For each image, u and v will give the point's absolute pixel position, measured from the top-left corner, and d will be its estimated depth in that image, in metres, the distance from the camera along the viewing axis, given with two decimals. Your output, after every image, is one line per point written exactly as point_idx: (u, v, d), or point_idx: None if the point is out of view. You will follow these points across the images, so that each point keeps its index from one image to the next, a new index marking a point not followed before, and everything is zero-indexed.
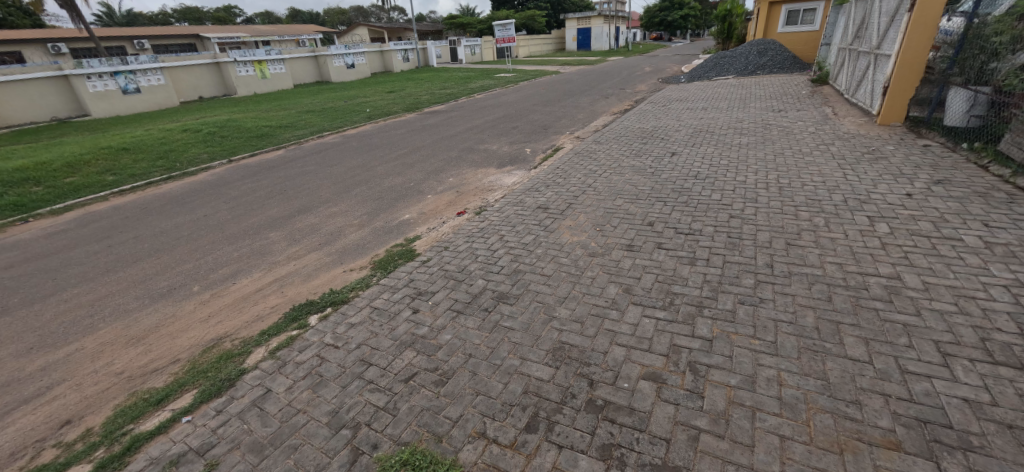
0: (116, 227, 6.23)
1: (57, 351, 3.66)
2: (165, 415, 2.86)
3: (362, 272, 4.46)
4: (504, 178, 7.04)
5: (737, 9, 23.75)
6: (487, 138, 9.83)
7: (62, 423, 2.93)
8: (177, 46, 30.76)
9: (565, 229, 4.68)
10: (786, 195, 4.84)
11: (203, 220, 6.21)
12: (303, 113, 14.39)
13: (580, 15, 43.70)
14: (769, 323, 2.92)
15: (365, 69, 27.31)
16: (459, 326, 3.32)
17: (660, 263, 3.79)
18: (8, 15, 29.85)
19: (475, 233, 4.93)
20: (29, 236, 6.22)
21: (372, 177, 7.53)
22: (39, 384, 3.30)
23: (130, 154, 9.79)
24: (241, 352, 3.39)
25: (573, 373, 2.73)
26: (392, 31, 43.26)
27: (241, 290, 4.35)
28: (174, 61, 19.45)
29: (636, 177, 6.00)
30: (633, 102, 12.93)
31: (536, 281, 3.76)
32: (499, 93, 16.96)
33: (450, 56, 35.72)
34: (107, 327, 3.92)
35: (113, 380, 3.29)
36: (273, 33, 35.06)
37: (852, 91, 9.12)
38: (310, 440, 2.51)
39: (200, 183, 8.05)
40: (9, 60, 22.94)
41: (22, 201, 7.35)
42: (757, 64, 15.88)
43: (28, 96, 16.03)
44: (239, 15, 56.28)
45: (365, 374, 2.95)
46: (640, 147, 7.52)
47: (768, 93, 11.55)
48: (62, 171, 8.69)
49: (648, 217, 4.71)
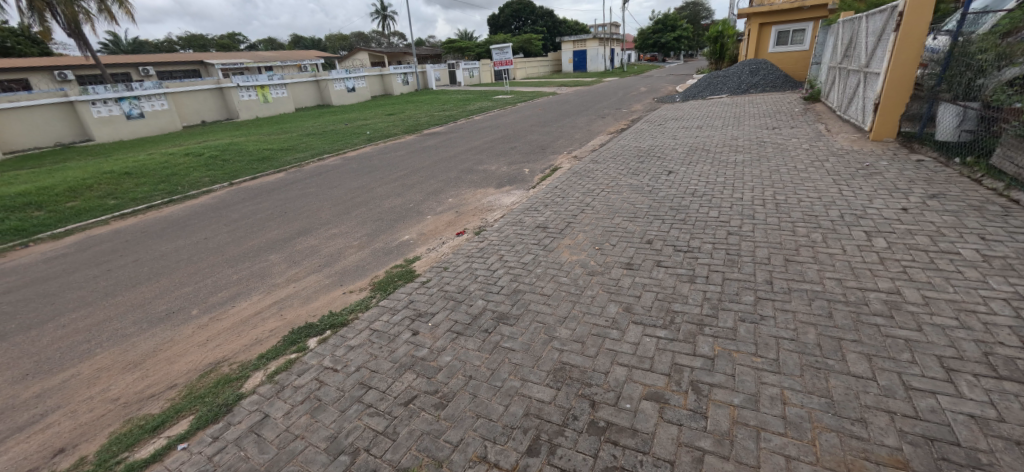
0: (117, 251, 6.24)
1: (52, 377, 3.62)
2: (161, 442, 2.82)
3: (361, 294, 4.45)
4: (503, 198, 7.10)
5: (728, 30, 24.54)
6: (486, 159, 9.91)
7: (56, 452, 2.88)
8: (181, 73, 31.63)
9: (564, 248, 4.69)
10: (782, 211, 4.87)
11: (202, 244, 6.21)
12: (305, 136, 14.61)
13: (576, 38, 44.79)
14: (770, 340, 2.90)
15: (364, 93, 27.72)
16: (459, 347, 3.30)
17: (659, 281, 3.79)
18: (16, 44, 30.83)
19: (475, 253, 4.94)
20: (26, 261, 6.21)
21: (373, 198, 7.58)
22: (34, 411, 3.26)
23: (132, 178, 9.87)
24: (239, 376, 3.36)
25: (574, 394, 2.70)
26: (392, 56, 44.31)
27: (239, 314, 4.33)
28: (177, 87, 19.78)
29: (634, 196, 6.05)
30: (629, 121, 13.14)
31: (537, 301, 3.74)
32: (498, 114, 17.24)
33: (448, 79, 36.34)
34: (105, 352, 3.89)
35: (109, 406, 3.25)
36: (276, 60, 35.97)
37: (844, 108, 9.27)
38: (309, 467, 2.47)
39: (201, 206, 8.10)
40: (17, 88, 23.52)
41: (24, 226, 7.37)
42: (750, 83, 16.16)
43: (32, 122, 16.17)
44: (245, 42, 58.37)
45: (364, 398, 2.92)
46: (638, 166, 7.60)
47: (761, 111, 11.75)
48: (64, 195, 8.75)
49: (647, 235, 4.72)
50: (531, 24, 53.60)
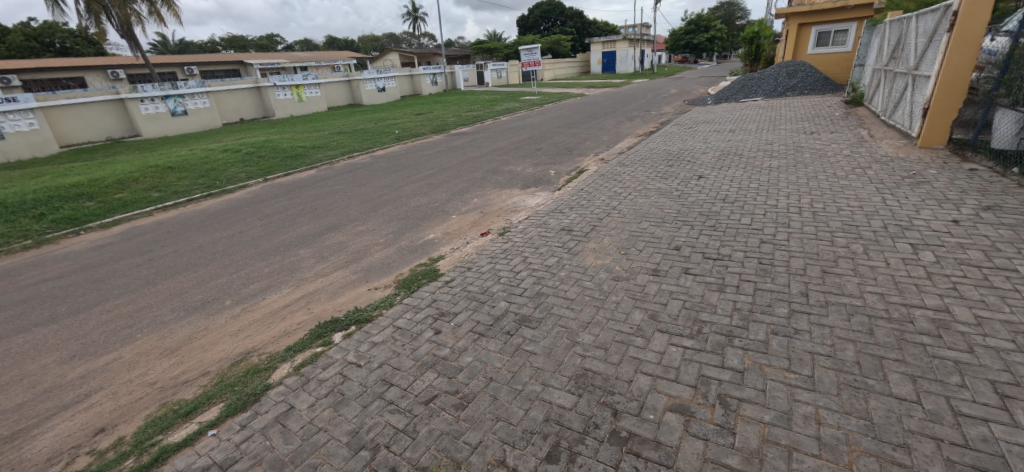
0: (158, 241, 6.53)
1: (96, 360, 3.81)
2: (192, 427, 2.92)
3: (386, 291, 4.51)
4: (528, 199, 7.08)
5: (765, 31, 23.83)
6: (512, 159, 9.91)
7: (97, 431, 3.03)
8: (222, 72, 33.04)
9: (589, 252, 4.63)
10: (820, 220, 4.66)
11: (237, 237, 6.44)
12: (336, 134, 14.98)
13: (605, 39, 44.38)
14: (804, 356, 2.77)
15: (394, 93, 28.18)
16: (481, 348, 3.29)
17: (687, 289, 3.69)
18: (74, 44, 32.90)
19: (499, 255, 4.93)
20: (77, 248, 6.57)
21: (400, 197, 7.69)
22: (79, 391, 3.44)
23: (175, 172, 10.34)
24: (267, 367, 3.45)
25: (596, 402, 2.65)
26: (421, 57, 45.02)
27: (268, 306, 4.45)
28: (218, 86, 20.60)
29: (662, 200, 5.92)
30: (658, 124, 12.89)
31: (560, 305, 3.70)
32: (525, 115, 17.23)
33: (476, 80, 36.61)
34: (144, 338, 4.07)
35: (147, 390, 3.39)
36: (311, 60, 37.10)
37: (889, 112, 8.83)
38: (330, 460, 2.51)
39: (237, 200, 8.40)
40: (74, 86, 25.07)
41: (76, 215, 7.81)
42: (787, 86, 15.62)
43: (86, 118, 17.02)
44: (282, 43, 60.47)
45: (386, 395, 2.95)
46: (666, 170, 7.45)
47: (799, 115, 11.32)
48: (113, 187, 9.23)
49: (675, 240, 4.61)
50: (560, 25, 53.41)
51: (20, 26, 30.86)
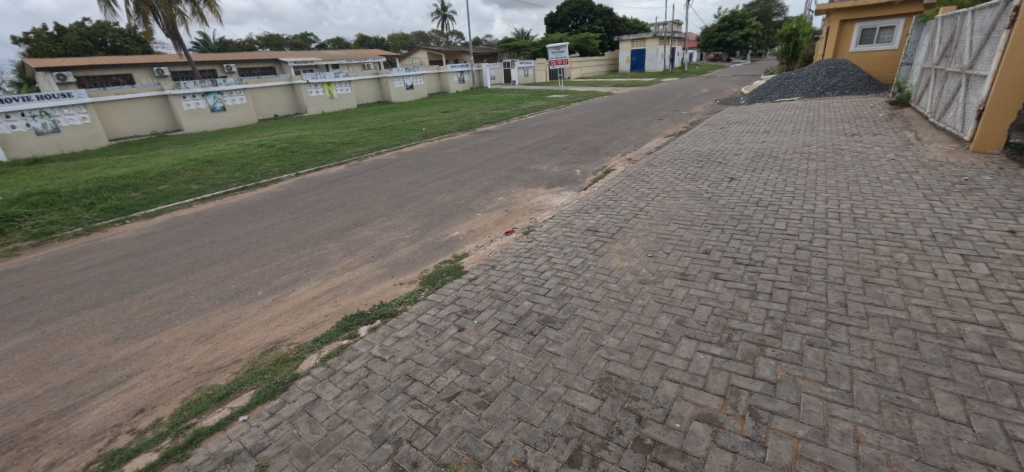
0: (196, 232, 6.80)
1: (137, 343, 4.00)
2: (225, 412, 3.03)
3: (410, 286, 4.56)
4: (553, 199, 7.03)
5: (803, 28, 22.93)
6: (538, 158, 9.87)
7: (137, 411, 3.18)
8: (259, 70, 34.18)
9: (615, 253, 4.56)
10: (860, 227, 4.45)
11: (269, 229, 6.64)
12: (365, 131, 15.26)
13: (635, 37, 43.66)
14: (842, 369, 2.65)
15: (421, 90, 28.52)
16: (504, 347, 3.29)
17: (716, 294, 3.59)
18: (124, 43, 34.67)
19: (523, 254, 4.92)
20: (123, 236, 6.92)
21: (426, 194, 7.77)
22: (121, 372, 3.61)
23: (213, 165, 10.76)
24: (296, 357, 3.55)
25: (620, 407, 2.60)
26: (449, 55, 45.39)
27: (298, 297, 4.58)
28: (255, 83, 21.30)
29: (692, 202, 5.78)
30: (688, 124, 12.60)
31: (584, 307, 3.66)
32: (551, 114, 17.14)
33: (503, 78, 36.65)
34: (182, 324, 4.25)
35: (183, 374, 3.54)
36: (342, 58, 37.94)
37: (939, 114, 8.36)
38: (354, 452, 2.55)
39: (270, 194, 8.67)
40: (122, 83, 26.44)
41: (122, 205, 8.22)
42: (827, 85, 15.01)
43: (133, 112, 17.86)
44: (315, 41, 62.08)
45: (409, 390, 2.99)
46: (696, 171, 7.26)
47: (838, 116, 10.85)
48: (156, 179, 9.68)
49: (704, 244, 4.49)
50: (589, 23, 52.84)
51: (76, 26, 32.78)
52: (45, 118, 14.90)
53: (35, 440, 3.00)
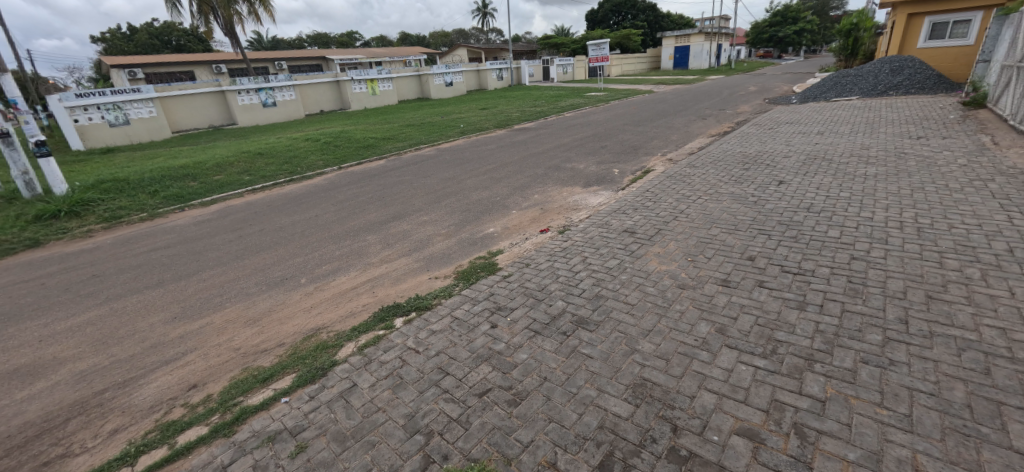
0: (247, 220, 7.18)
1: (192, 323, 4.26)
2: (268, 393, 3.18)
3: (445, 281, 4.63)
4: (590, 198, 6.94)
5: (865, 22, 21.52)
6: (575, 157, 9.77)
7: (190, 387, 3.39)
8: (307, 67, 35.60)
9: (653, 256, 4.45)
10: (925, 238, 4.14)
11: (313, 220, 6.92)
12: (405, 127, 15.61)
13: (679, 33, 42.35)
14: (900, 391, 2.47)
15: (461, 87, 28.85)
16: (536, 346, 3.28)
17: (761, 303, 3.43)
18: (187, 42, 36.99)
19: (558, 253, 4.88)
20: (182, 222, 7.40)
21: (462, 190, 7.86)
22: (177, 349, 3.87)
23: (263, 158, 11.31)
24: (335, 344, 3.68)
25: (654, 415, 2.54)
26: (488, 52, 45.60)
27: (338, 286, 4.75)
28: (304, 80, 22.20)
29: (736, 206, 5.55)
30: (734, 124, 12.11)
31: (619, 309, 3.59)
32: (590, 111, 16.91)
33: (541, 75, 36.49)
34: (232, 307, 4.50)
35: (231, 354, 3.75)
36: (385, 56, 38.93)
37: (1021, 116, 7.63)
38: (387, 440, 2.62)
39: (315, 186, 9.02)
40: (185, 78, 28.24)
41: (182, 194, 8.78)
42: (890, 84, 14.03)
43: (193, 107, 19.00)
44: (360, 39, 63.98)
45: (441, 383, 3.03)
46: (742, 173, 6.97)
47: (901, 117, 10.12)
48: (212, 169, 10.28)
49: (749, 250, 4.31)
50: (632, 19, 51.71)
51: (146, 26, 35.23)
52: (118, 112, 16.24)
53: (101, 407, 3.25)
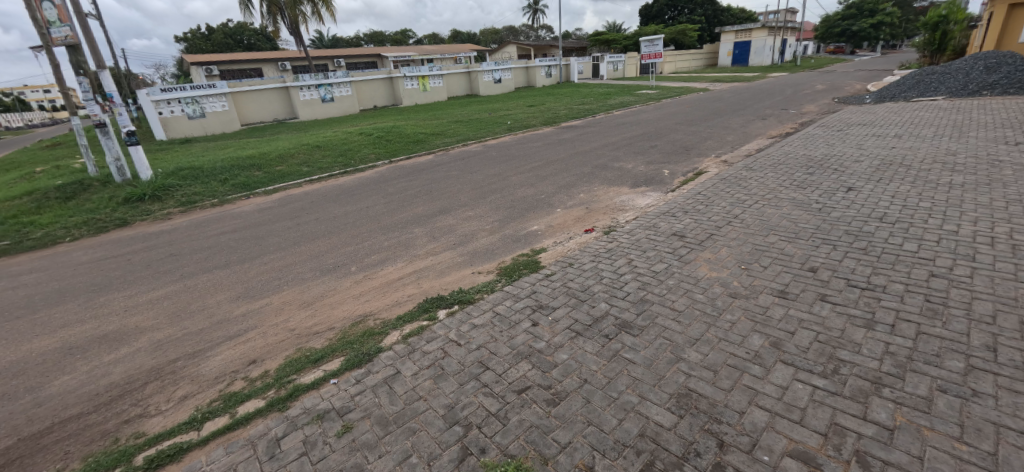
0: (305, 209, 7.59)
1: (253, 302, 4.56)
2: (319, 373, 3.35)
3: (488, 276, 4.68)
4: (637, 199, 6.77)
5: (956, 14, 19.52)
6: (623, 156, 9.56)
7: (250, 362, 3.64)
8: (363, 64, 37.02)
9: (703, 262, 4.27)
10: (1020, 257, 3.71)
11: (364, 211, 7.20)
12: (454, 123, 15.88)
13: (740, 27, 40.26)
14: (984, 426, 2.23)
15: (509, 84, 28.96)
16: (577, 347, 3.25)
17: (823, 319, 3.21)
18: (256, 41, 39.53)
19: (602, 254, 4.80)
20: (247, 209, 7.93)
21: (508, 186, 7.89)
22: (240, 326, 4.16)
23: (321, 150, 11.89)
24: (380, 331, 3.82)
25: (699, 427, 2.45)
26: (538, 49, 45.42)
27: (385, 276, 4.92)
28: (360, 76, 23.10)
29: (797, 212, 5.21)
30: (798, 125, 11.38)
31: (665, 315, 3.48)
32: (640, 110, 16.46)
33: (591, 72, 35.93)
34: (288, 290, 4.77)
35: (287, 334, 3.98)
36: (437, 53, 39.77)
37: None
38: (427, 428, 2.69)
39: (367, 178, 9.39)
40: (253, 75, 30.20)
41: (248, 182, 9.42)
42: (983, 83, 12.66)
43: (260, 102, 20.24)
44: (414, 37, 65.72)
45: (481, 377, 3.07)
46: (804, 177, 6.54)
47: (996, 120, 9.10)
48: (274, 160, 10.94)
49: (810, 261, 4.04)
50: (689, 13, 49.74)
51: (222, 26, 37.99)
52: (195, 105, 17.65)
53: (174, 374, 3.56)
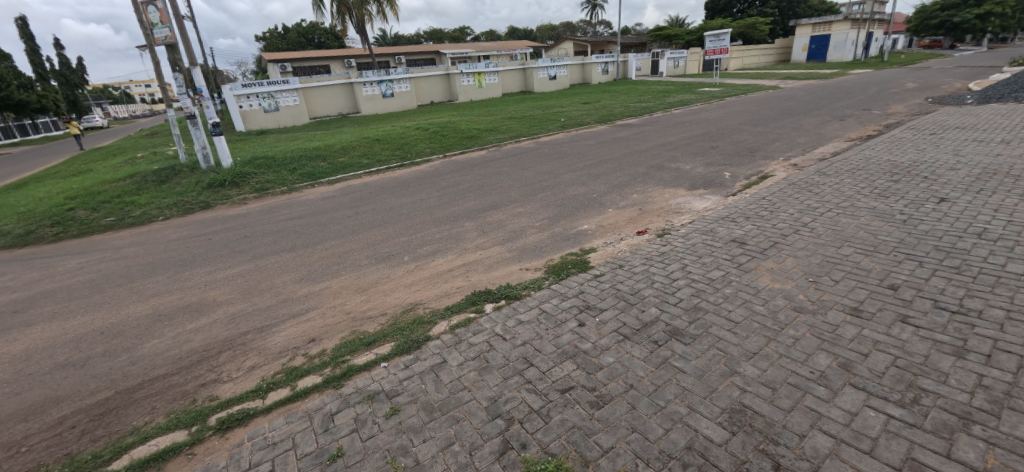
0: (363, 199, 7.96)
1: (314, 285, 4.86)
2: (371, 356, 3.52)
3: (535, 273, 4.68)
4: (694, 202, 6.49)
5: None
6: (681, 156, 9.19)
7: (310, 340, 3.88)
8: (423, 61, 38.13)
9: (765, 271, 4.03)
10: None
11: (418, 203, 7.44)
12: (508, 119, 15.99)
13: (819, 20, 37.34)
14: None
15: (565, 81, 28.70)
16: (624, 351, 3.19)
17: (903, 343, 2.93)
18: (326, 39, 41.82)
19: (655, 257, 4.66)
20: (312, 197, 8.44)
21: (559, 184, 7.84)
22: (302, 306, 4.45)
23: (380, 144, 12.40)
24: (429, 320, 3.94)
25: (753, 446, 2.32)
26: (596, 45, 44.62)
27: (436, 267, 5.06)
28: (419, 72, 23.81)
29: (876, 224, 4.78)
30: (881, 127, 10.41)
31: (720, 325, 3.33)
32: (701, 108, 15.74)
33: (650, 69, 34.81)
34: (346, 275, 5.04)
35: (343, 317, 4.21)
36: (494, 49, 40.16)
37: None
38: (470, 418, 2.75)
39: (422, 171, 9.68)
40: (322, 71, 31.99)
41: (313, 172, 10.01)
42: None
43: (328, 97, 21.29)
44: (472, 34, 66.77)
45: (525, 373, 3.09)
46: (886, 185, 5.98)
47: None
48: (338, 152, 11.55)
49: (890, 278, 3.70)
50: (760, 6, 46.82)
51: (296, 26, 40.55)
52: (270, 100, 19.02)
53: (244, 346, 3.87)
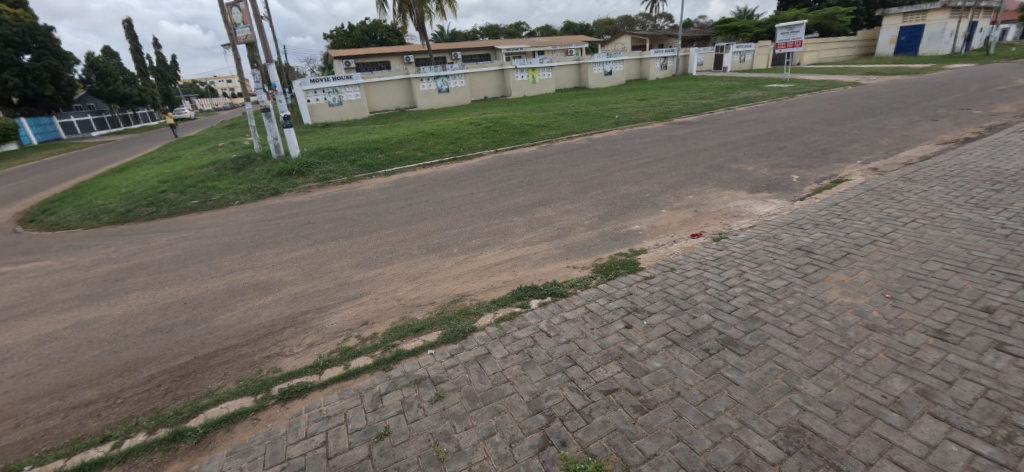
0: (417, 191, 8.21)
1: (368, 271, 5.10)
2: (419, 342, 3.64)
3: (583, 272, 4.64)
4: (756, 205, 6.14)
5: None
6: (743, 157, 8.71)
7: (363, 323, 4.08)
8: (479, 57, 38.58)
9: (834, 284, 3.75)
10: None
11: (469, 197, 7.57)
12: (561, 115, 15.86)
13: (910, 10, 33.86)
14: None
15: (622, 76, 27.98)
16: (672, 357, 3.09)
17: (997, 373, 2.63)
18: (388, 36, 43.40)
19: (710, 261, 4.46)
20: (369, 187, 8.83)
21: (611, 182, 7.68)
22: (357, 290, 4.68)
23: (434, 138, 12.72)
24: (476, 312, 4.02)
25: (810, 469, 2.18)
26: (656, 39, 43.10)
27: (484, 260, 5.14)
28: (475, 68, 24.15)
29: (970, 237, 4.29)
30: (980, 129, 9.30)
31: (779, 338, 3.14)
32: (769, 106, 14.80)
33: (713, 64, 33.16)
34: (398, 263, 5.24)
35: (394, 303, 4.38)
36: (549, 45, 39.93)
37: None
38: (512, 411, 2.78)
39: (474, 166, 9.84)
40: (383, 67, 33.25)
41: (371, 164, 10.46)
42: None
43: (388, 91, 22.18)
44: (528, 29, 66.73)
45: (569, 371, 3.07)
46: (983, 195, 5.35)
47: None
48: (395, 145, 11.98)
49: (985, 299, 3.31)
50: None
51: (361, 24, 42.40)
52: (335, 94, 20.10)
53: (304, 324, 4.14)
